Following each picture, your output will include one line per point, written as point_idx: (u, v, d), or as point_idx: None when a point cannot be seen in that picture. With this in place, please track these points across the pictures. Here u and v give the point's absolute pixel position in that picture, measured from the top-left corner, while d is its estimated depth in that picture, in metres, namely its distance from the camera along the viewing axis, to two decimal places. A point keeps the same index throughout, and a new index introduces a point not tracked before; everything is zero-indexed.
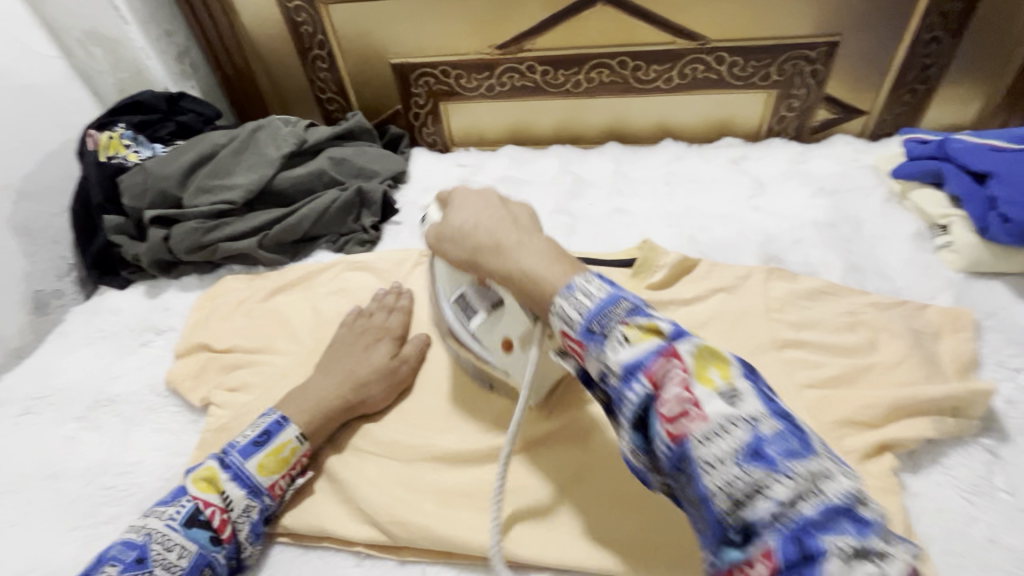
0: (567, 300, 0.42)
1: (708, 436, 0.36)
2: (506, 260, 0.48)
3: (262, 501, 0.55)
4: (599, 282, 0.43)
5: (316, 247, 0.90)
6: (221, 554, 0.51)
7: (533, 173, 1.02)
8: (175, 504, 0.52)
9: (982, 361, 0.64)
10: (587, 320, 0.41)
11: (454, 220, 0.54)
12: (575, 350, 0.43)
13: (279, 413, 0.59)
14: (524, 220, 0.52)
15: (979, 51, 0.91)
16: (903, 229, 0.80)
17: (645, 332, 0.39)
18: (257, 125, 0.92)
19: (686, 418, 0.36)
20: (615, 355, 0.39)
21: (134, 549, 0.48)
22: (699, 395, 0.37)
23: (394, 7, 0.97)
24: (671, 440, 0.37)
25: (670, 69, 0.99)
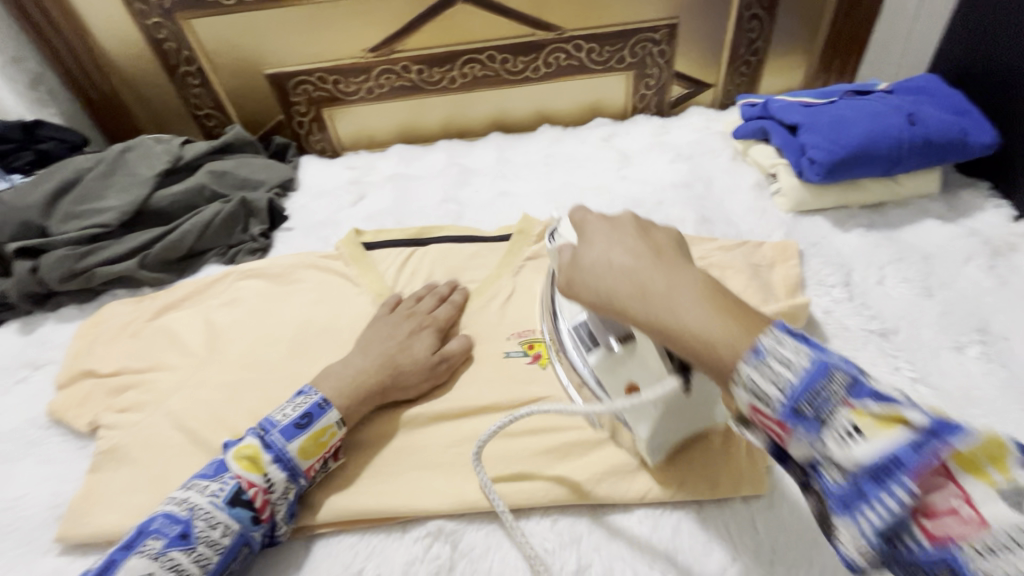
0: (759, 371, 0.34)
1: (995, 550, 0.27)
2: (659, 312, 0.39)
3: (298, 483, 0.55)
4: (795, 346, 0.34)
5: (204, 262, 0.89)
6: (258, 533, 0.53)
7: (422, 169, 1.06)
8: (218, 480, 0.52)
9: (806, 282, 0.74)
10: (792, 398, 0.33)
11: (585, 255, 0.45)
12: (770, 429, 0.35)
13: (320, 396, 0.59)
14: (671, 256, 0.42)
15: (792, 25, 1.05)
16: (745, 182, 0.92)
17: (885, 420, 0.30)
18: (126, 147, 0.91)
19: (964, 525, 0.28)
20: (847, 451, 0.31)
21: (178, 523, 0.49)
22: (975, 493, 0.28)
23: (260, 18, 0.98)
24: (933, 546, 0.29)
25: (535, 59, 1.07)
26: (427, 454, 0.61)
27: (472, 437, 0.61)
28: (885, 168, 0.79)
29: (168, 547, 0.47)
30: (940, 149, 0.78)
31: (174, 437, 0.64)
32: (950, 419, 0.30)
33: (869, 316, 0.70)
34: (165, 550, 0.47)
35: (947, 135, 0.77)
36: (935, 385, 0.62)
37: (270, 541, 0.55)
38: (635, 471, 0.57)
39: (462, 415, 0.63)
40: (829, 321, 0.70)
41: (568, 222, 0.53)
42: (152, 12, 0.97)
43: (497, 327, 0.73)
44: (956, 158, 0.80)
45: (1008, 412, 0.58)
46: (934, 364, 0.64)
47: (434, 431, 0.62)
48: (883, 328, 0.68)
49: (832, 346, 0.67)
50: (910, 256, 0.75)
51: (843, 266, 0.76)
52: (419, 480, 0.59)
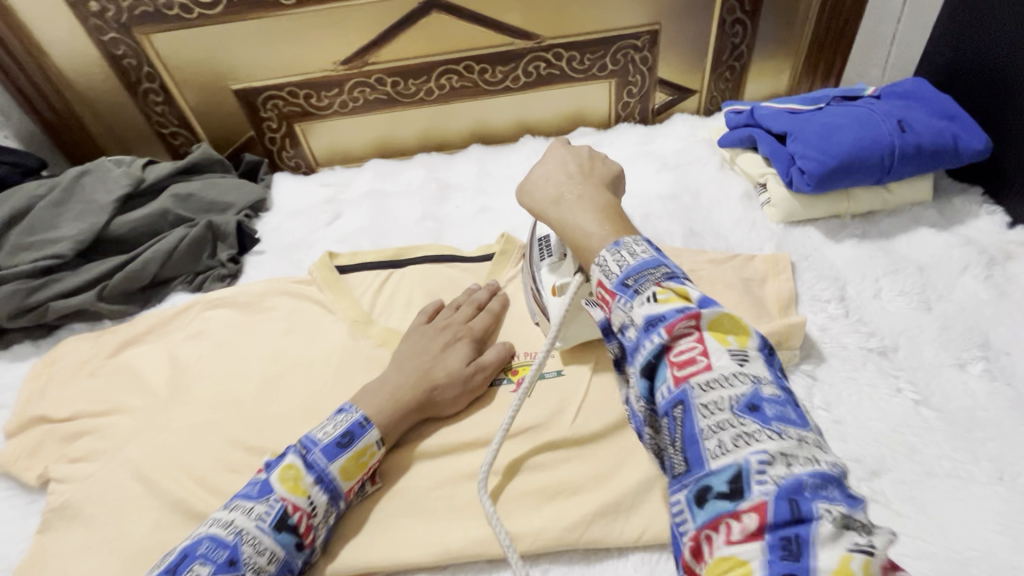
0: (613, 255, 0.44)
1: (710, 384, 0.35)
2: (563, 210, 0.53)
3: (338, 506, 0.53)
4: (644, 246, 0.44)
5: (169, 291, 0.85)
6: (300, 559, 0.49)
7: (400, 185, 1.02)
8: (264, 502, 0.48)
9: (800, 298, 0.72)
10: (625, 274, 0.42)
11: (534, 172, 0.58)
12: (604, 302, 0.43)
13: (360, 414, 0.56)
14: (591, 181, 0.55)
15: (776, 29, 1.03)
16: (733, 192, 0.89)
17: (676, 295, 0.39)
18: (82, 170, 0.86)
19: (695, 363, 0.36)
20: (641, 309, 0.40)
21: (225, 548, 0.45)
22: (712, 347, 0.37)
23: (223, 32, 0.93)
24: (673, 382, 0.37)
25: (515, 68, 1.03)
26: (407, 499, 0.56)
27: (455, 479, 0.57)
28: (877, 176, 0.77)
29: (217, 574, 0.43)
30: (932, 156, 0.76)
31: (132, 489, 0.60)
32: (717, 302, 0.39)
33: (867, 333, 0.67)
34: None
35: (938, 142, 0.75)
36: (938, 406, 0.59)
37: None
38: (630, 512, 0.53)
39: (444, 454, 0.59)
40: (826, 339, 0.67)
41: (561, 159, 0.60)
42: (108, 27, 0.92)
43: None
44: (948, 164, 0.78)
45: (1015, 435, 0.56)
46: (937, 384, 0.61)
47: (413, 473, 0.58)
48: (881, 346, 0.65)
49: (830, 366, 0.64)
50: (906, 268, 0.73)
51: (837, 280, 0.73)
52: (398, 529, 0.54)
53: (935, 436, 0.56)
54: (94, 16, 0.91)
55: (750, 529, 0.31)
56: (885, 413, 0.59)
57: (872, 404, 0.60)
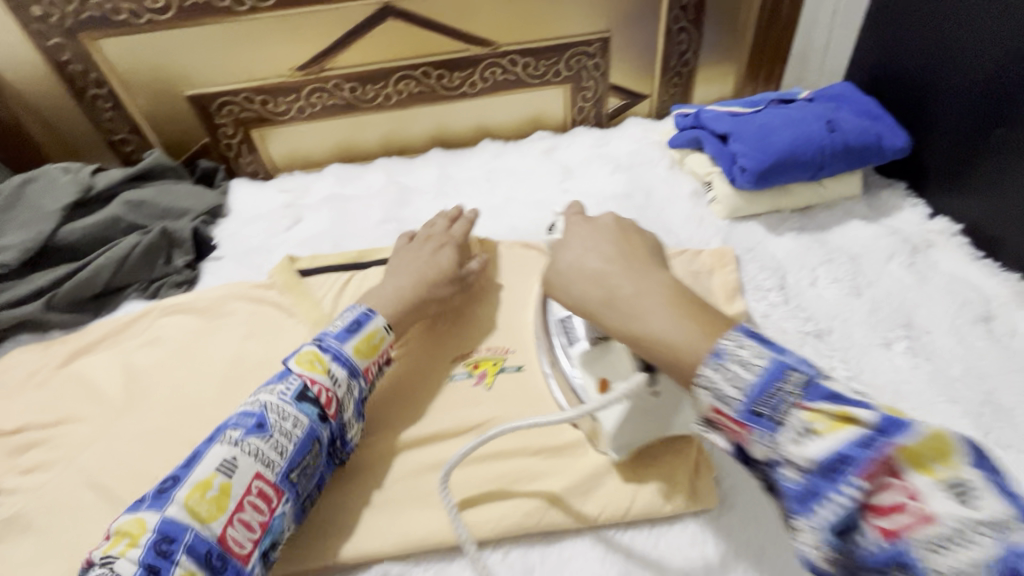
0: (718, 370, 0.37)
1: (940, 542, 0.29)
2: (625, 315, 0.43)
3: (358, 381, 0.60)
4: (753, 346, 0.37)
5: (122, 299, 0.83)
6: (326, 432, 0.56)
7: (361, 189, 1.03)
8: (284, 383, 0.56)
9: (744, 287, 0.76)
10: (751, 400, 0.35)
11: (560, 259, 0.48)
12: (729, 431, 0.37)
13: (364, 308, 0.65)
14: (637, 261, 0.45)
15: (719, 37, 1.08)
16: (683, 191, 0.93)
17: (836, 420, 0.33)
18: (28, 177, 0.84)
19: (911, 518, 0.30)
20: (800, 448, 0.34)
21: (253, 417, 0.53)
22: (920, 487, 0.30)
23: (174, 37, 0.93)
24: (883, 541, 0.31)
25: (471, 74, 1.06)
26: (369, 492, 0.59)
27: (417, 471, 0.59)
28: (811, 172, 0.82)
29: (246, 435, 0.52)
30: (859, 153, 0.82)
31: (85, 498, 0.59)
32: (900, 419, 0.32)
33: (804, 318, 0.72)
34: (244, 438, 0.51)
35: (864, 141, 0.81)
36: (867, 382, 0.64)
37: (342, 448, 0.58)
38: (587, 493, 0.56)
39: (406, 448, 0.61)
40: (767, 325, 0.71)
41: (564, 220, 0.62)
42: (52, 32, 0.90)
43: (440, 348, 0.70)
44: (874, 161, 0.84)
45: (933, 404, 0.61)
46: (866, 361, 0.66)
47: (374, 468, 0.60)
48: (817, 329, 0.70)
49: None
50: (839, 257, 0.78)
51: (778, 270, 0.78)
52: (361, 522, 0.56)
53: None
54: (37, 20, 0.89)
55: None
56: None
57: None
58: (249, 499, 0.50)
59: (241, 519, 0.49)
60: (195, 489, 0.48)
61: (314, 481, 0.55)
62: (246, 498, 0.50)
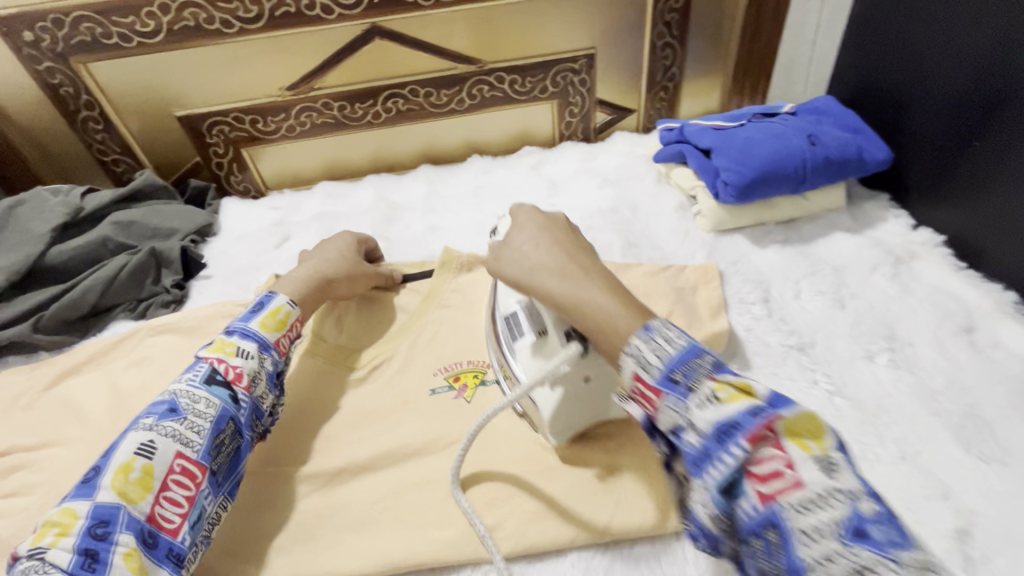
0: (647, 343, 0.44)
1: (805, 504, 0.36)
2: (567, 285, 0.51)
3: (271, 354, 0.61)
4: (676, 330, 0.44)
5: (111, 318, 0.83)
6: (240, 412, 0.56)
7: (350, 207, 1.04)
8: (191, 371, 0.57)
9: (728, 302, 0.76)
10: (668, 366, 0.42)
11: (514, 240, 0.57)
12: (646, 397, 0.44)
13: (270, 291, 0.67)
14: (581, 251, 0.54)
15: (704, 51, 1.10)
16: (669, 204, 0.94)
17: (737, 391, 0.40)
18: (17, 201, 0.85)
19: (784, 481, 0.37)
20: (703, 412, 0.40)
21: (165, 404, 0.53)
22: (794, 456, 0.37)
23: (164, 59, 0.94)
24: (760, 503, 0.37)
25: (459, 91, 1.07)
26: (353, 513, 0.58)
27: (397, 491, 0.59)
28: (793, 185, 0.83)
29: (160, 420, 0.52)
30: (841, 166, 0.83)
31: None
32: (786, 398, 0.39)
33: (787, 331, 0.72)
34: (157, 423, 0.51)
35: (845, 154, 0.82)
36: (850, 396, 0.64)
37: (261, 422, 0.59)
38: (567, 513, 0.56)
39: (388, 466, 0.61)
40: (750, 339, 0.71)
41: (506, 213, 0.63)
42: (43, 56, 0.91)
43: (425, 365, 0.71)
44: (857, 174, 0.84)
45: (917, 417, 0.60)
46: (849, 375, 0.66)
47: (358, 488, 0.60)
48: (800, 343, 0.70)
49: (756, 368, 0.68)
50: (822, 270, 0.79)
51: (762, 283, 0.78)
52: (346, 543, 0.56)
53: (847, 423, 0.61)
54: (29, 45, 0.90)
55: None
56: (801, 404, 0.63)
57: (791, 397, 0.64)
58: (173, 477, 0.50)
59: (167, 496, 0.49)
60: (117, 473, 0.48)
61: (237, 456, 0.56)
62: (170, 478, 0.50)
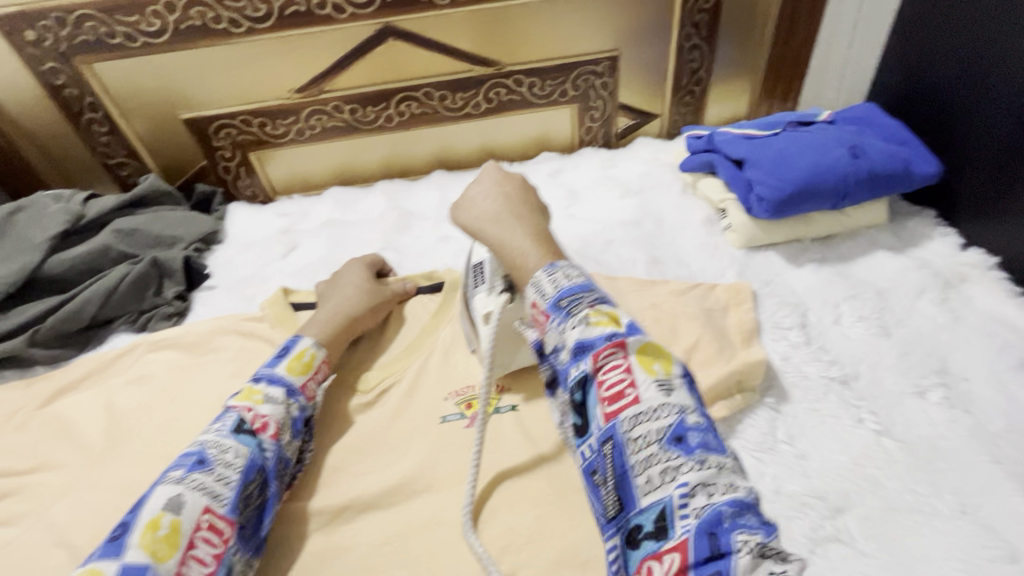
0: (550, 275, 0.45)
1: (639, 416, 0.38)
2: (503, 233, 0.52)
3: (298, 399, 0.59)
4: (577, 270, 0.46)
5: (111, 331, 0.80)
6: (268, 461, 0.53)
7: (360, 214, 1.00)
8: (219, 420, 0.53)
9: (762, 326, 0.70)
10: (558, 295, 0.44)
11: (470, 192, 0.57)
12: (538, 321, 0.45)
13: (295, 334, 0.65)
14: (525, 203, 0.55)
15: (733, 54, 1.04)
16: (695, 217, 0.89)
17: (607, 320, 0.42)
18: (16, 207, 0.82)
19: (625, 397, 0.39)
20: (571, 331, 0.42)
21: (193, 455, 0.49)
22: (638, 377, 0.39)
23: (170, 60, 0.90)
24: (604, 418, 0.39)
25: (475, 95, 1.02)
26: (357, 556, 0.54)
27: (405, 533, 0.55)
28: (834, 201, 0.77)
29: (189, 471, 0.48)
30: (886, 181, 0.77)
31: (55, 558, 0.55)
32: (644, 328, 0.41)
33: (828, 361, 0.66)
34: (186, 475, 0.47)
35: (890, 167, 0.76)
36: (900, 437, 0.58)
37: (286, 471, 0.56)
38: (589, 564, 0.51)
39: (395, 504, 0.57)
40: (787, 369, 0.66)
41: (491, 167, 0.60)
42: (46, 57, 0.88)
43: (436, 390, 0.67)
44: (902, 189, 0.79)
45: (975, 464, 0.55)
46: (898, 413, 0.60)
47: (363, 528, 0.56)
48: (843, 375, 0.64)
49: (794, 402, 0.62)
50: (864, 293, 0.73)
51: (798, 306, 0.73)
52: None
53: (898, 468, 0.55)
54: (31, 45, 0.87)
55: (674, 567, 0.33)
56: (846, 445, 0.58)
57: (834, 437, 0.58)
58: (201, 534, 0.45)
59: (194, 556, 0.44)
60: (144, 531, 0.43)
61: (264, 508, 0.52)
62: (198, 534, 0.45)
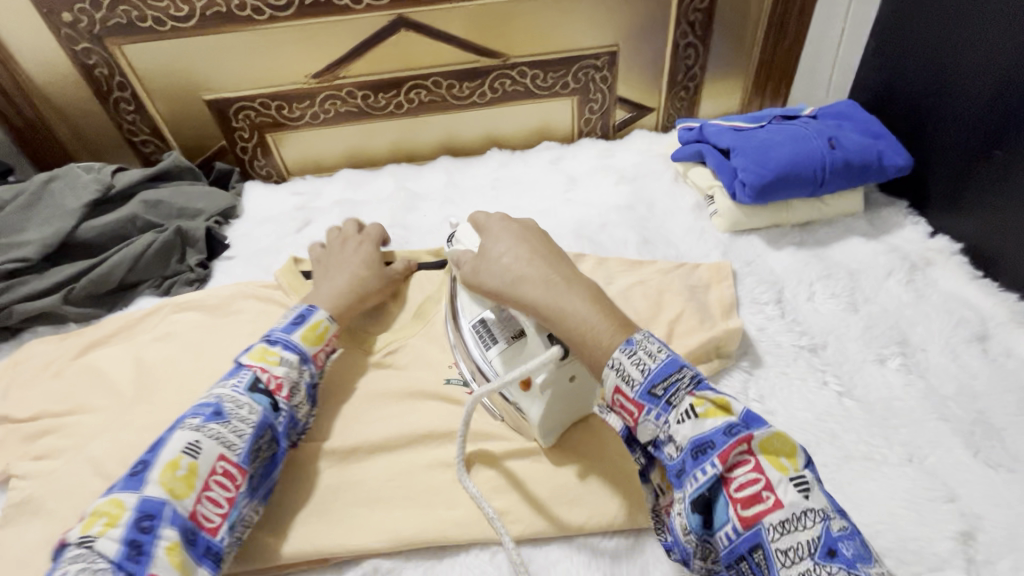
0: (629, 355, 0.46)
1: (784, 524, 0.39)
2: (554, 296, 0.51)
3: (309, 366, 0.63)
4: (657, 344, 0.47)
5: (137, 294, 0.86)
6: (280, 420, 0.57)
7: (370, 194, 1.06)
8: (235, 377, 0.57)
9: (741, 301, 0.76)
10: (650, 381, 0.45)
11: (491, 251, 0.57)
12: (628, 411, 0.46)
13: (306, 304, 0.68)
14: (561, 260, 0.55)
15: (726, 53, 1.10)
16: (685, 203, 0.95)
17: (715, 409, 0.44)
18: (50, 176, 0.87)
19: (762, 503, 0.40)
20: (684, 430, 0.43)
21: (210, 406, 0.54)
22: (772, 479, 0.41)
23: (196, 43, 0.96)
24: (742, 524, 0.40)
25: (481, 85, 1.08)
26: (366, 489, 0.60)
27: (409, 471, 0.61)
28: (812, 189, 0.83)
29: (206, 421, 0.52)
30: (860, 171, 0.83)
31: (92, 484, 0.61)
32: (759, 419, 0.43)
33: (799, 332, 0.72)
34: (204, 424, 0.52)
35: (865, 158, 0.82)
36: (859, 398, 0.64)
37: (296, 430, 0.60)
38: (575, 500, 0.57)
39: (401, 446, 0.63)
40: (762, 338, 0.71)
41: (464, 230, 0.64)
42: (80, 37, 0.94)
43: (440, 351, 0.72)
44: (876, 179, 0.85)
45: (925, 421, 0.61)
46: (860, 377, 0.66)
47: (372, 466, 0.62)
48: (812, 344, 0.70)
49: (766, 366, 0.68)
50: (837, 273, 0.79)
51: (776, 284, 0.79)
52: (358, 518, 0.57)
53: (855, 423, 0.61)
54: (66, 26, 0.93)
55: None
56: (810, 404, 0.63)
57: (800, 397, 0.64)
58: (215, 478, 0.51)
59: (208, 496, 0.50)
60: (163, 470, 0.49)
61: (274, 462, 0.56)
62: (213, 478, 0.51)
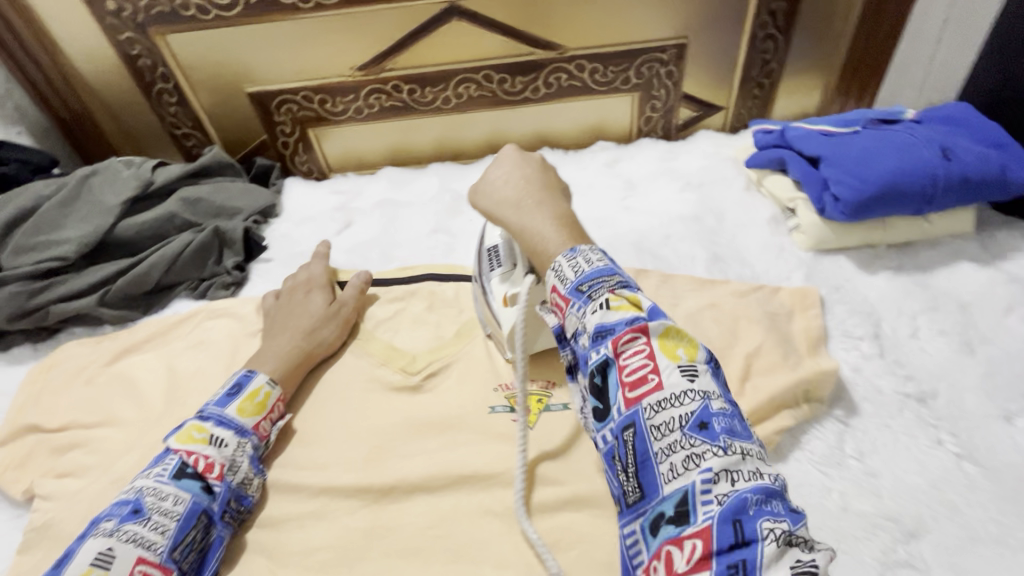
0: (568, 260, 0.43)
1: (662, 404, 0.35)
2: (523, 216, 0.49)
3: (250, 438, 0.58)
4: (599, 254, 0.43)
5: (172, 296, 0.83)
6: (214, 504, 0.53)
7: (413, 195, 1.00)
8: (160, 464, 0.53)
9: (830, 334, 0.66)
10: (580, 279, 0.41)
11: (490, 173, 0.54)
12: (558, 307, 0.43)
13: (246, 369, 0.64)
14: (550, 191, 0.51)
15: (808, 47, 0.99)
16: (760, 215, 0.85)
17: (628, 303, 0.39)
18: (91, 171, 0.85)
19: (647, 385, 0.36)
20: (591, 315, 0.39)
21: (128, 504, 0.49)
22: (661, 363, 0.37)
23: (240, 33, 0.92)
24: (625, 405, 0.37)
25: (535, 79, 1.00)
26: (403, 537, 0.54)
27: (452, 518, 0.54)
28: (917, 206, 0.72)
29: (121, 523, 0.48)
30: (977, 187, 0.71)
31: None
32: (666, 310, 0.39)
33: (903, 376, 0.62)
34: (118, 527, 0.47)
35: (984, 172, 0.71)
36: (983, 462, 0.54)
37: (241, 510, 0.55)
38: None
39: (442, 489, 0.56)
40: (858, 380, 0.62)
41: None
42: (124, 26, 0.91)
43: (487, 377, 0.65)
44: (995, 197, 0.73)
45: None
46: (981, 436, 0.56)
47: (411, 509, 0.56)
48: (920, 392, 0.60)
49: (865, 416, 0.59)
50: (945, 305, 0.68)
51: (872, 315, 0.68)
52: (394, 571, 0.52)
53: (980, 496, 0.52)
54: (111, 14, 0.90)
55: (695, 555, 0.31)
56: (923, 467, 0.54)
57: (909, 457, 0.55)
58: None
59: None
60: None
61: (211, 550, 0.52)
62: None
